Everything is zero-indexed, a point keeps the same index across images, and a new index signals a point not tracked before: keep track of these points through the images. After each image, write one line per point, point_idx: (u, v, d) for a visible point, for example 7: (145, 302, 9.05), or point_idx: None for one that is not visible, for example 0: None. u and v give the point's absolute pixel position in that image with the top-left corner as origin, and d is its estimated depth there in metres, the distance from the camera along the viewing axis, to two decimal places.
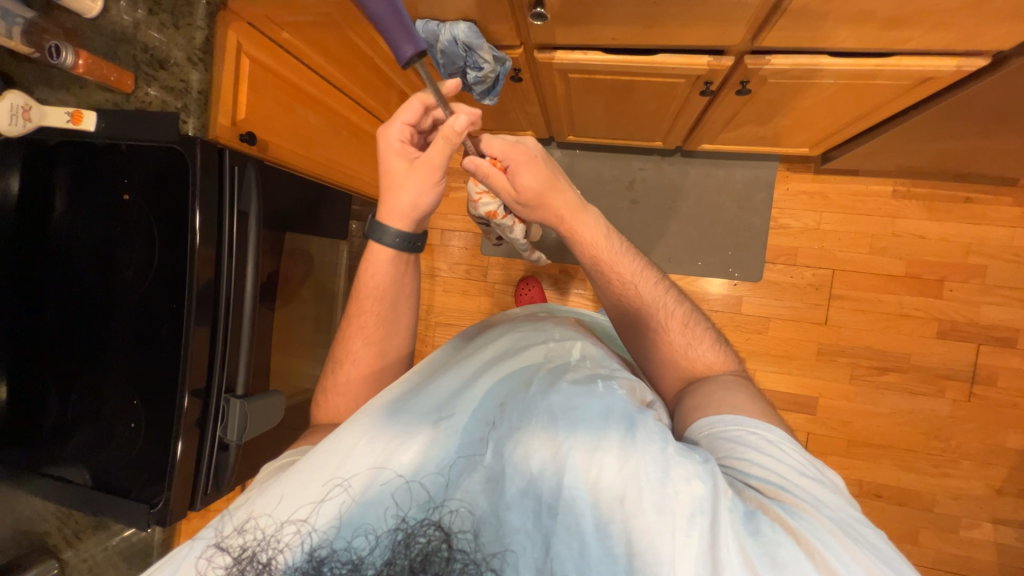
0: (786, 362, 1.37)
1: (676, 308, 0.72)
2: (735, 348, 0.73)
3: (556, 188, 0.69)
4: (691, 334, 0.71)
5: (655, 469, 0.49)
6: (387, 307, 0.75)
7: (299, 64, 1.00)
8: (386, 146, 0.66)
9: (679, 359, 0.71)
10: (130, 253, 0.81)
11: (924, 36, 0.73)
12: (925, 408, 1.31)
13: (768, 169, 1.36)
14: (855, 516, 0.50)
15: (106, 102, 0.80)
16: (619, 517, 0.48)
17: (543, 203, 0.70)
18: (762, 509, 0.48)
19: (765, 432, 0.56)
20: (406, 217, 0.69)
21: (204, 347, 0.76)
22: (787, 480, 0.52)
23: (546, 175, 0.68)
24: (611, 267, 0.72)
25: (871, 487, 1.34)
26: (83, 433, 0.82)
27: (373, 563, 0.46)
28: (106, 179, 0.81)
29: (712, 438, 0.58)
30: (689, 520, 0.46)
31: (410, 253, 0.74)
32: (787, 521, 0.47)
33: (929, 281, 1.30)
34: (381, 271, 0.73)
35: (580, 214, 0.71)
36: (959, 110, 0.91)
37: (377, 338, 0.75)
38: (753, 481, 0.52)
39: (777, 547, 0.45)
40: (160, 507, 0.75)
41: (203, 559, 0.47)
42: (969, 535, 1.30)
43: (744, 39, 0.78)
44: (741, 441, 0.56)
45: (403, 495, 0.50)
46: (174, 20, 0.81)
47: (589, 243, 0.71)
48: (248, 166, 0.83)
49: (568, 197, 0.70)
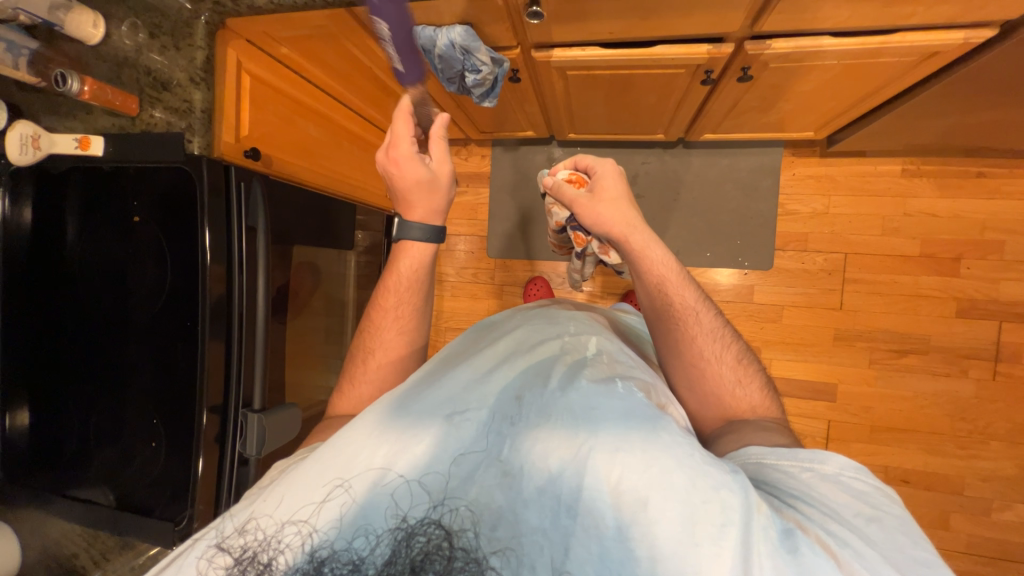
0: (801, 349, 1.35)
1: (731, 345, 0.71)
2: (781, 399, 0.72)
3: (625, 203, 0.74)
4: (742, 372, 0.70)
5: (681, 475, 0.48)
6: (422, 300, 0.77)
7: (297, 79, 1.02)
8: (403, 164, 0.69)
9: (725, 395, 0.69)
10: (142, 274, 0.82)
11: (927, 10, 0.72)
12: (948, 389, 1.29)
13: (773, 156, 1.34)
14: (918, 555, 0.46)
15: (113, 126, 0.81)
16: (640, 520, 0.46)
17: (609, 214, 0.72)
18: (803, 529, 0.46)
19: (818, 466, 0.54)
20: (437, 216, 0.74)
21: (218, 363, 0.77)
22: (838, 513, 0.49)
23: (623, 191, 0.75)
24: (675, 290, 0.71)
25: (897, 473, 1.31)
26: (104, 454, 0.83)
27: (373, 563, 0.45)
28: (116, 202, 0.82)
29: (760, 464, 0.56)
30: (719, 530, 0.45)
31: (442, 243, 0.76)
32: (830, 545, 0.45)
33: (944, 260, 1.28)
34: (420, 265, 0.75)
35: (651, 232, 0.73)
36: (969, 83, 0.89)
37: (411, 328, 0.77)
38: (799, 505, 0.50)
39: (816, 567, 0.43)
40: (185, 525, 0.75)
41: (203, 559, 0.47)
42: (1001, 518, 1.27)
43: (743, 24, 0.77)
44: (789, 473, 0.54)
45: (404, 495, 0.49)
46: (174, 41, 0.82)
47: (656, 261, 0.72)
48: (254, 182, 0.84)
49: (638, 215, 0.74)
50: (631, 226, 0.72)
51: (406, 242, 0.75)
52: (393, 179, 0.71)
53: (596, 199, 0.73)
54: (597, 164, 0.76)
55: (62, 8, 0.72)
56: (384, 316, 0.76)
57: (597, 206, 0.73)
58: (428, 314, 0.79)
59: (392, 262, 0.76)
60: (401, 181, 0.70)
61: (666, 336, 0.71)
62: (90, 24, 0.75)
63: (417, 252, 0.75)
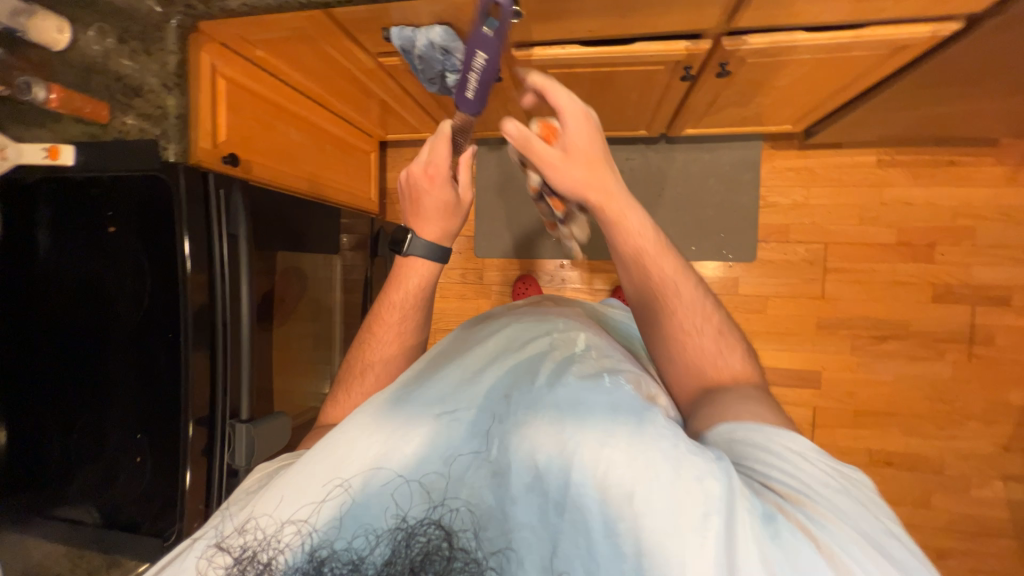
0: (786, 338, 1.38)
1: (712, 314, 0.70)
2: (763, 367, 0.70)
3: (601, 162, 0.65)
4: (723, 341, 0.69)
5: (666, 468, 0.48)
6: (423, 315, 0.77)
7: (276, 82, 1.01)
8: (430, 180, 0.70)
9: (705, 365, 0.68)
10: (120, 286, 0.80)
11: (895, 5, 0.73)
12: (927, 372, 1.33)
13: (753, 149, 1.36)
14: (886, 526, 0.48)
15: (83, 134, 0.78)
16: (627, 513, 0.47)
17: (585, 177, 0.64)
18: (783, 512, 0.46)
19: (793, 440, 0.53)
20: (446, 237, 0.74)
21: (203, 373, 0.76)
22: (811, 487, 0.49)
23: (598, 145, 0.64)
24: (652, 259, 0.69)
25: (880, 455, 1.35)
26: (86, 471, 0.81)
27: (373, 563, 0.47)
28: (90, 213, 0.80)
29: (731, 441, 0.55)
30: (702, 521, 0.45)
31: (445, 264, 0.76)
32: (808, 527, 0.45)
33: (920, 247, 1.31)
34: (424, 281, 0.75)
35: (629, 197, 0.68)
36: (938, 75, 0.91)
37: (412, 344, 0.77)
38: (774, 485, 0.50)
39: (797, 551, 0.43)
40: (174, 538, 0.74)
41: (203, 559, 0.48)
42: (980, 494, 1.31)
43: (719, 21, 0.78)
44: (762, 446, 0.53)
45: (404, 495, 0.50)
46: (144, 46, 0.77)
47: (633, 229, 0.68)
48: (234, 188, 0.81)
49: (614, 175, 0.66)
50: (608, 190, 0.65)
51: (411, 255, 0.75)
52: (415, 191, 0.72)
53: (568, 160, 0.63)
54: (567, 104, 0.61)
55: (24, 13, 0.68)
56: (384, 330, 0.76)
57: (570, 167, 0.63)
58: (428, 329, 0.80)
59: (396, 276, 0.77)
60: (421, 193, 0.71)
61: (645, 308, 0.72)
62: (56, 29, 0.71)
63: (420, 268, 0.75)
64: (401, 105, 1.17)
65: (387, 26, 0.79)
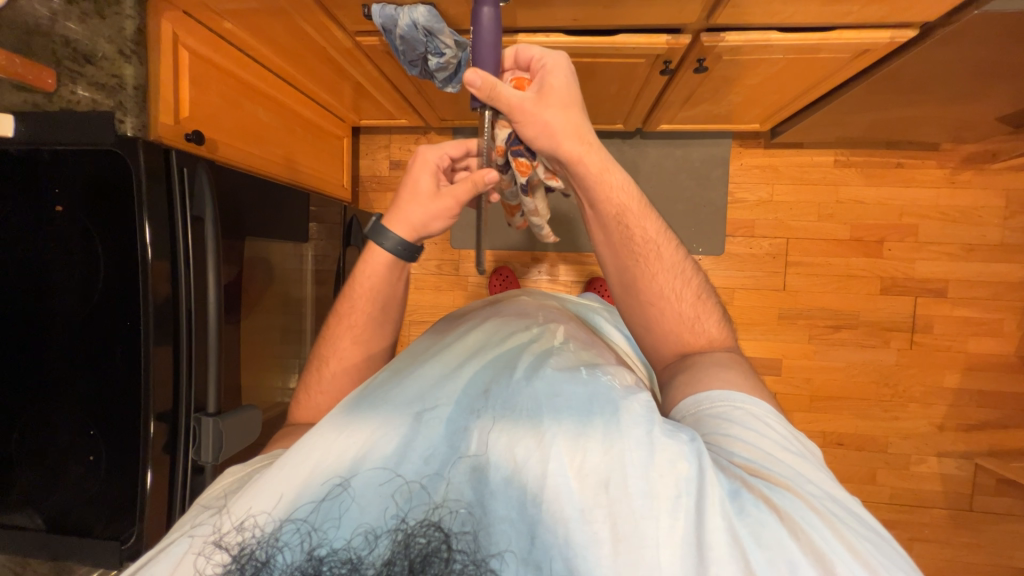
0: (751, 328, 1.45)
1: (692, 280, 0.71)
2: (735, 330, 0.74)
3: (574, 106, 0.61)
4: (702, 307, 0.71)
5: (638, 454, 0.50)
6: (378, 308, 0.74)
7: (243, 57, 0.95)
8: (420, 165, 0.68)
9: (685, 331, 0.70)
10: (67, 274, 0.73)
11: (861, 10, 0.78)
12: (875, 359, 1.43)
13: (723, 147, 1.41)
14: (839, 494, 0.51)
15: (24, 103, 0.70)
16: (603, 502, 0.47)
17: (557, 122, 0.59)
18: (748, 487, 0.48)
19: (750, 407, 0.57)
20: (414, 232, 0.69)
21: (166, 365, 0.71)
22: (770, 455, 0.52)
23: (574, 89, 0.60)
24: (635, 225, 0.68)
25: (833, 437, 1.45)
26: (28, 474, 0.75)
27: (373, 563, 0.44)
28: (33, 192, 0.73)
29: (698, 416, 0.59)
30: (673, 503, 0.47)
31: (406, 263, 0.72)
32: (770, 499, 0.47)
33: (871, 243, 1.41)
34: (376, 273, 0.72)
35: (604, 151, 0.65)
36: (890, 81, 0.97)
37: (366, 337, 0.75)
38: (737, 460, 0.51)
39: (760, 524, 0.45)
40: (132, 543, 0.70)
41: (201, 556, 0.47)
42: (919, 470, 1.43)
43: (700, 16, 0.81)
44: (726, 416, 0.57)
45: (404, 495, 0.49)
46: (97, 8, 0.73)
47: (614, 196, 0.67)
48: (199, 167, 0.76)
49: (587, 123, 0.62)
50: (586, 141, 0.62)
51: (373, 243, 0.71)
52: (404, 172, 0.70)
53: (542, 103, 0.58)
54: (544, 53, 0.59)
55: None
56: (340, 324, 0.75)
57: (543, 110, 0.58)
58: (389, 322, 0.76)
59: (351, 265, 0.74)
60: (407, 175, 0.69)
61: (626, 272, 0.70)
62: None
63: (372, 258, 0.72)
64: (377, 88, 1.12)
65: (369, 4, 0.77)
